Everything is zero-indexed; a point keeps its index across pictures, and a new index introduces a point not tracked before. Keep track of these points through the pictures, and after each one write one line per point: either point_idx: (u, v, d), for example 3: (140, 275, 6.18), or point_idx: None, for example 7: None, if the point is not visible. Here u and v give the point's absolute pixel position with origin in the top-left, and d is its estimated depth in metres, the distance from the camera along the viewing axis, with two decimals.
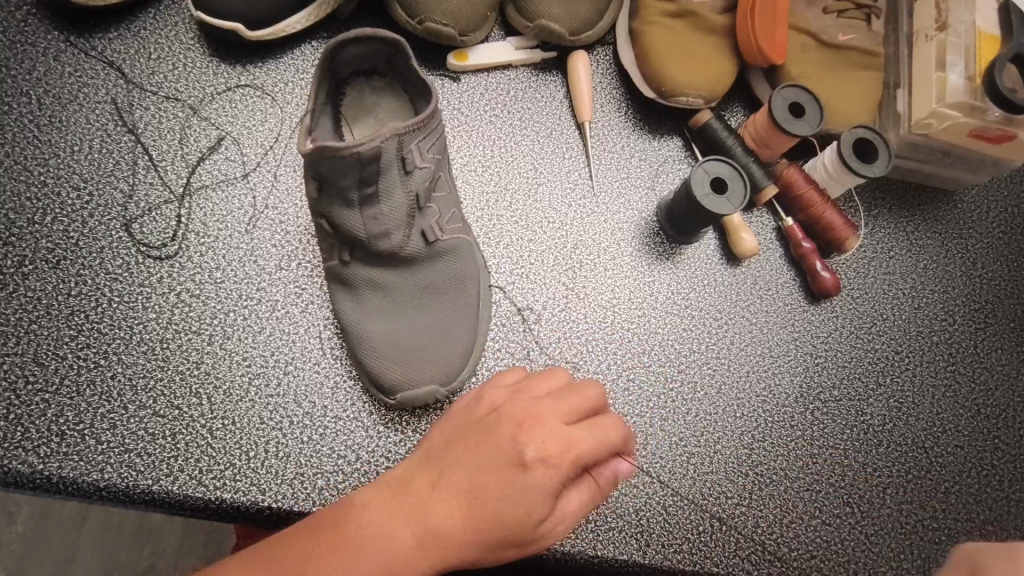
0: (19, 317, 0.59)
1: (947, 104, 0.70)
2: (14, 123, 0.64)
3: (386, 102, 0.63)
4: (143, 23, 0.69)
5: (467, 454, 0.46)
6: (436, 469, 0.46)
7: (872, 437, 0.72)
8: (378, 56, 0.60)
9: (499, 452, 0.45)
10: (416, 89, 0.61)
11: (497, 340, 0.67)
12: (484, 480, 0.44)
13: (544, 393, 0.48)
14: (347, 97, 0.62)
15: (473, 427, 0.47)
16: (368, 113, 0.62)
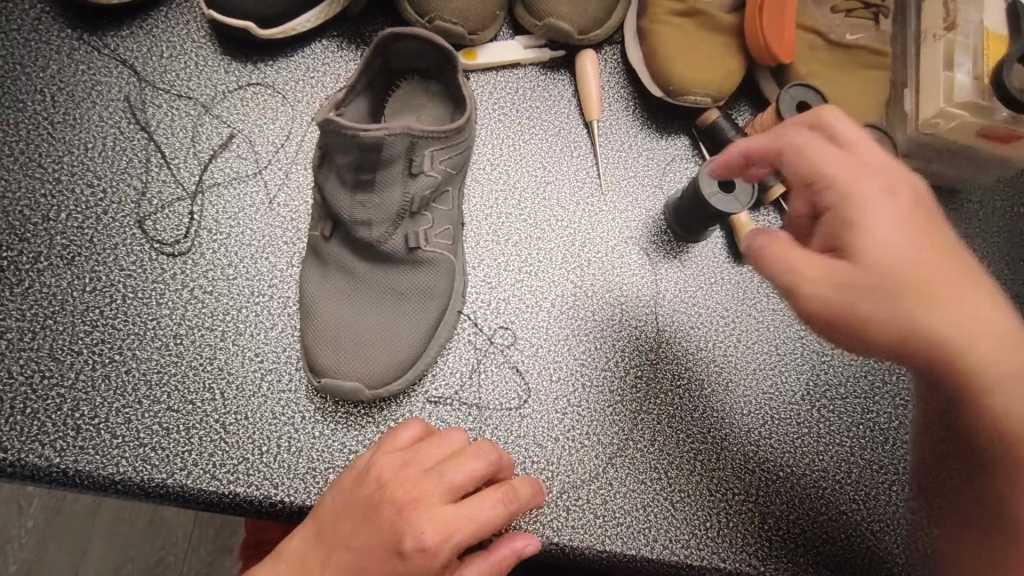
0: (35, 312, 0.60)
1: (954, 103, 0.72)
2: (29, 121, 0.65)
3: (433, 105, 0.64)
4: (155, 22, 0.70)
5: (353, 534, 0.47)
6: (323, 550, 0.48)
7: (878, 435, 0.72)
8: (428, 58, 0.62)
9: (376, 539, 0.46)
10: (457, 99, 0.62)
11: (506, 337, 0.68)
12: (365, 564, 0.46)
13: (429, 472, 0.48)
14: (400, 91, 0.65)
15: (357, 504, 0.48)
16: (409, 109, 0.64)
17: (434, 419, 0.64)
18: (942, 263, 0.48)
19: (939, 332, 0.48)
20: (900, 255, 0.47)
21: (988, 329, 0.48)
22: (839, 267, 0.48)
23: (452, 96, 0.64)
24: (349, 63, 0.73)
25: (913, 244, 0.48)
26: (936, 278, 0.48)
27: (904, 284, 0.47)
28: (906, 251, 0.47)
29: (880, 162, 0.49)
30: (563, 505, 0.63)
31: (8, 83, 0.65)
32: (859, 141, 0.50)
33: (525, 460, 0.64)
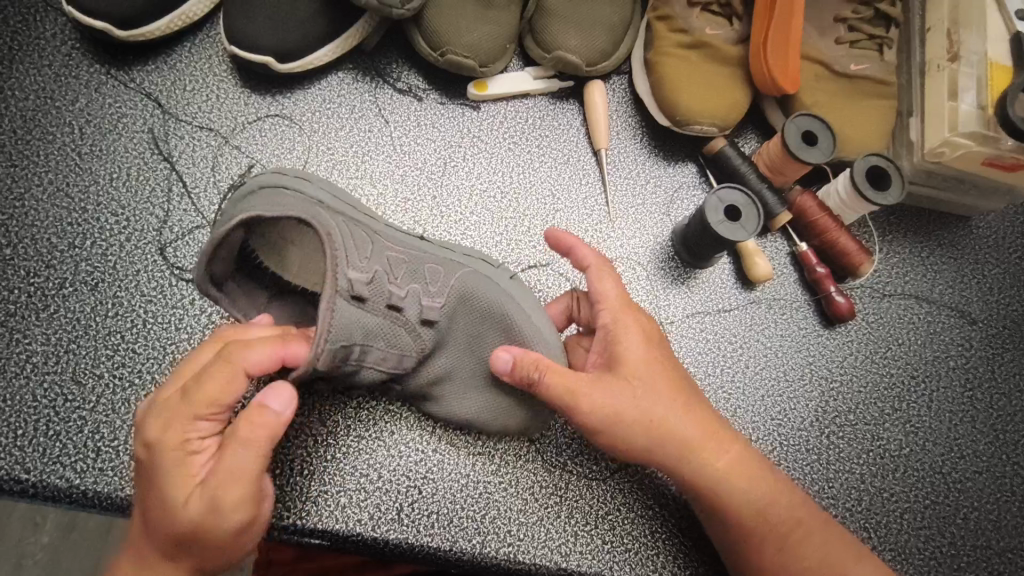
0: (59, 337, 0.62)
1: (959, 133, 0.72)
2: (58, 153, 0.68)
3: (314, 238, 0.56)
4: (179, 56, 0.72)
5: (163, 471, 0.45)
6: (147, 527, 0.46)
7: (888, 461, 0.72)
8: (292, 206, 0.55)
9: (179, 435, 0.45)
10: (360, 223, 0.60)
11: None
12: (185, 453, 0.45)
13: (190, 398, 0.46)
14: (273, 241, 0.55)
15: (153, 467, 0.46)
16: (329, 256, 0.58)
17: (444, 443, 0.64)
18: (666, 393, 0.56)
19: (667, 446, 0.56)
20: (624, 406, 0.55)
21: (704, 438, 0.57)
22: (608, 392, 0.55)
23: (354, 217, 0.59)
24: (364, 95, 0.75)
25: (653, 364, 0.57)
26: (671, 408, 0.56)
27: (653, 405, 0.56)
28: (644, 380, 0.56)
29: (618, 308, 0.58)
30: (571, 530, 0.63)
31: (39, 116, 0.68)
32: (608, 298, 0.58)
33: (534, 484, 0.64)
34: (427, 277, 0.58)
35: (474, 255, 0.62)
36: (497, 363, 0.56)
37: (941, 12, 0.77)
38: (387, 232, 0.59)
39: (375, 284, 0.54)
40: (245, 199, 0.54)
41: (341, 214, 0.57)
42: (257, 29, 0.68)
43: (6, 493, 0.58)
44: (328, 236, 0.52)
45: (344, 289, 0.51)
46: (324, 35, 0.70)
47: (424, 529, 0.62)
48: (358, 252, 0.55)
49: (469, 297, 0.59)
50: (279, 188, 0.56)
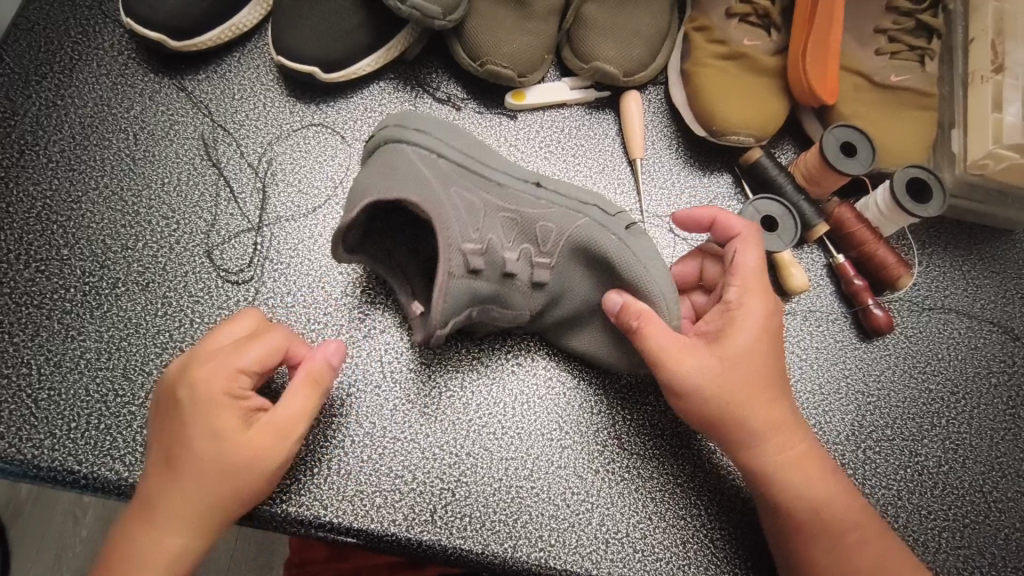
0: (111, 334, 0.64)
1: (1004, 145, 0.72)
2: (113, 158, 0.70)
3: (425, 163, 0.59)
4: (228, 66, 0.75)
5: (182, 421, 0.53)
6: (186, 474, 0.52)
7: (926, 479, 0.70)
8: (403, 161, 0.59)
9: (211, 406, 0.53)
10: (481, 154, 0.62)
11: (547, 365, 0.69)
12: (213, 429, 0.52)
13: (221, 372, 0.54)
14: (392, 164, 0.59)
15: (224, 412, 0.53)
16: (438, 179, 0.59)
17: (477, 447, 0.65)
18: (761, 378, 0.57)
19: (749, 425, 0.56)
20: (713, 376, 0.56)
21: (782, 429, 0.57)
22: (703, 356, 0.56)
23: (467, 148, 0.62)
24: (404, 104, 0.77)
25: (762, 347, 0.57)
26: (759, 392, 0.57)
27: (744, 383, 0.56)
28: (744, 361, 0.57)
29: (749, 283, 0.59)
30: (603, 537, 0.63)
31: (97, 123, 0.71)
32: (742, 270, 0.59)
33: (566, 490, 0.65)
34: (538, 238, 0.61)
35: (591, 206, 0.60)
36: (609, 301, 0.60)
37: (985, 23, 0.76)
38: (499, 187, 0.60)
39: (489, 257, 0.59)
40: (376, 166, 0.59)
41: (453, 181, 0.59)
42: (304, 40, 0.70)
43: (58, 484, 0.60)
44: (440, 215, 0.56)
45: (458, 265, 0.56)
46: (368, 45, 0.72)
47: (456, 531, 0.62)
48: (471, 222, 0.58)
49: (582, 252, 0.61)
50: (403, 153, 0.59)
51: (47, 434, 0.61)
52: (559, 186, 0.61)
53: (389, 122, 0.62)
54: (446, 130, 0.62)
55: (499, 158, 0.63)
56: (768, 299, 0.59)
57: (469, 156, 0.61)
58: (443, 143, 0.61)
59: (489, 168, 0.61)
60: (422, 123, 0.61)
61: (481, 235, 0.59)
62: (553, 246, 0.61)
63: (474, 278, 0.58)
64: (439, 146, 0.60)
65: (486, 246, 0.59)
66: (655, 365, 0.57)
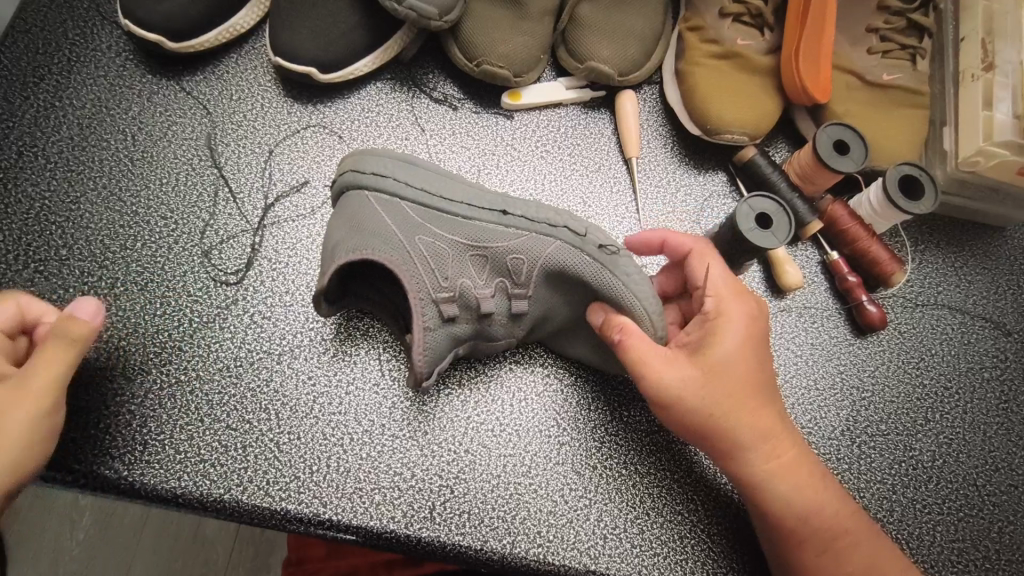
0: (110, 333, 0.65)
1: (994, 142, 0.72)
2: (111, 158, 0.71)
3: (386, 210, 0.59)
4: (225, 67, 0.75)
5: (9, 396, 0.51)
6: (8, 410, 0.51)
7: (921, 473, 0.71)
8: (361, 215, 0.59)
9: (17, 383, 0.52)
10: (443, 186, 0.61)
11: (545, 367, 0.70)
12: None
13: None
14: (353, 220, 0.59)
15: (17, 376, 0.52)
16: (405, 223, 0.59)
17: (475, 444, 0.66)
18: (746, 386, 0.57)
19: (735, 433, 0.57)
20: (697, 386, 0.56)
21: (769, 435, 0.58)
22: (685, 366, 0.57)
23: (428, 183, 0.61)
24: (401, 105, 0.77)
25: (744, 356, 0.58)
26: (745, 399, 0.57)
27: (729, 392, 0.57)
28: (729, 369, 0.57)
29: (726, 295, 0.59)
30: (600, 533, 0.64)
31: (95, 124, 0.72)
32: (715, 281, 0.60)
33: (564, 486, 0.65)
34: (509, 270, 0.61)
35: (560, 229, 0.60)
36: (592, 313, 0.62)
37: (975, 22, 0.77)
38: (465, 224, 0.60)
39: (462, 300, 0.60)
40: (342, 217, 0.60)
41: (417, 227, 0.59)
42: (301, 41, 0.70)
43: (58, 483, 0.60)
44: (408, 273, 0.56)
45: (432, 317, 0.57)
46: (365, 46, 0.72)
47: (455, 528, 0.63)
48: (439, 270, 0.59)
49: (558, 278, 0.61)
50: (365, 205, 0.59)
51: None
52: (526, 212, 0.60)
53: (349, 166, 0.62)
54: (408, 167, 0.61)
55: (463, 188, 0.61)
56: (750, 305, 0.59)
57: (433, 193, 0.60)
58: (401, 183, 0.60)
59: (455, 201, 0.60)
60: (381, 166, 0.61)
61: (451, 280, 0.59)
62: (527, 275, 0.61)
63: (451, 323, 0.60)
64: (401, 189, 0.59)
65: (458, 290, 0.59)
66: (638, 378, 0.58)
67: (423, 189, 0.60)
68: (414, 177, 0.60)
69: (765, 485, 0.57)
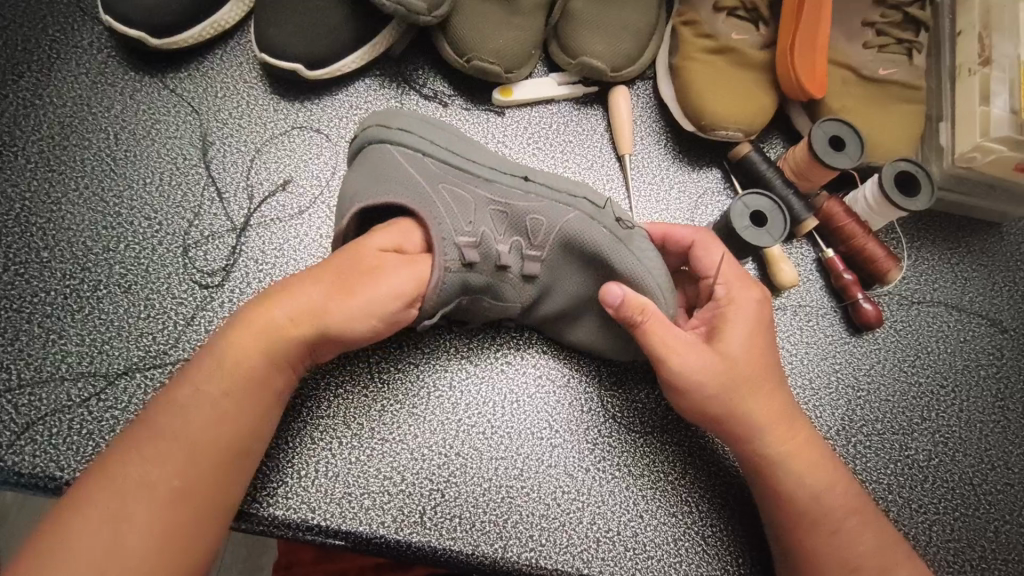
0: (93, 337, 0.63)
1: (991, 138, 0.71)
2: (93, 157, 0.69)
3: (410, 162, 0.59)
4: (210, 63, 0.74)
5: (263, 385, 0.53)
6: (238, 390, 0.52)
7: (917, 472, 0.71)
8: (388, 163, 0.58)
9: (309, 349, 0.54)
10: (467, 149, 0.61)
11: (543, 359, 0.69)
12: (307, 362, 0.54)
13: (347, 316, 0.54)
14: (377, 170, 0.58)
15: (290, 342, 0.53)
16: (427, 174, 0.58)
17: (467, 447, 0.65)
18: (760, 370, 0.57)
19: (747, 415, 0.57)
20: (712, 367, 0.56)
21: (780, 419, 0.57)
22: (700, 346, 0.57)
23: (453, 144, 0.61)
24: (390, 101, 0.76)
25: (758, 340, 0.58)
26: (757, 380, 0.57)
27: (741, 372, 0.56)
28: (741, 351, 0.57)
29: (735, 281, 0.60)
30: (594, 536, 0.63)
31: (76, 123, 0.70)
32: (722, 266, 0.61)
33: (556, 489, 0.64)
34: (528, 229, 0.60)
35: (577, 198, 0.60)
36: (608, 295, 0.57)
37: (972, 17, 0.76)
38: (486, 182, 0.60)
39: (482, 249, 0.58)
40: (363, 167, 0.59)
41: (440, 177, 0.58)
42: (287, 37, 0.69)
43: (40, 490, 0.59)
44: (428, 213, 0.56)
45: (453, 258, 0.56)
46: (353, 42, 0.71)
47: (446, 532, 0.62)
48: (461, 215, 0.57)
49: (573, 247, 0.60)
50: (388, 154, 0.59)
51: (28, 440, 0.60)
52: (549, 179, 0.61)
53: (373, 123, 0.62)
54: (431, 127, 0.62)
55: (484, 153, 0.62)
56: (757, 291, 0.60)
57: (457, 152, 0.60)
58: (426, 141, 0.60)
59: (478, 162, 0.60)
60: (405, 122, 0.61)
61: (473, 227, 0.58)
62: (544, 238, 0.60)
63: (468, 269, 0.58)
64: (423, 143, 0.60)
65: (480, 236, 0.58)
66: (654, 355, 0.57)
67: (448, 148, 0.60)
68: (441, 137, 0.61)
69: (777, 470, 0.57)
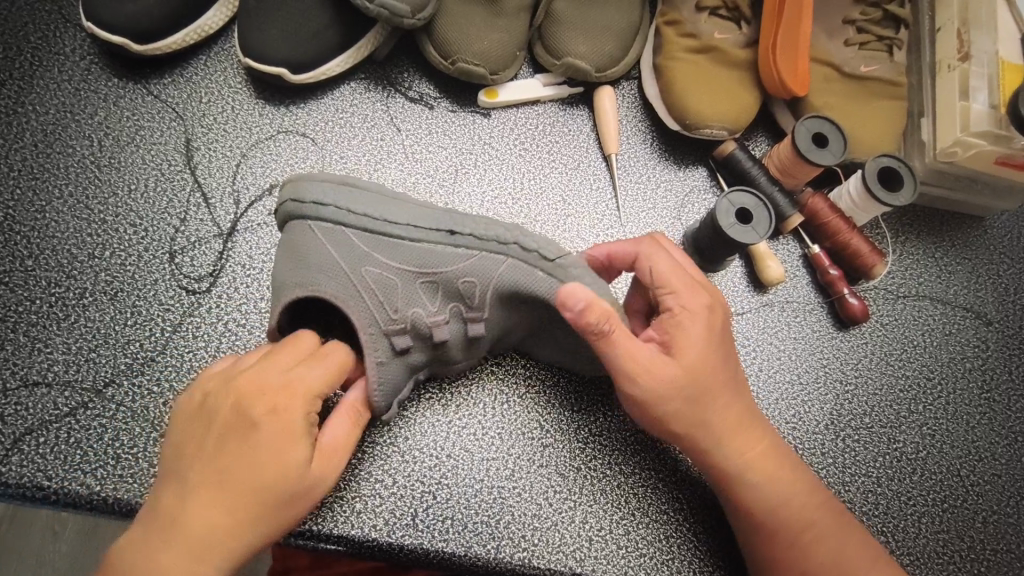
0: (80, 345, 0.63)
1: (971, 133, 0.72)
2: (77, 165, 0.69)
3: (323, 243, 0.55)
4: (194, 69, 0.74)
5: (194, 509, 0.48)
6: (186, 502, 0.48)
7: (905, 464, 0.71)
8: (297, 250, 0.56)
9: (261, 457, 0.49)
10: (380, 209, 0.56)
11: (524, 368, 0.69)
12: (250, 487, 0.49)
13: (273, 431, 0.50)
14: (294, 259, 0.56)
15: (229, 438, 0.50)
16: (346, 252, 0.56)
17: (457, 448, 0.65)
18: (714, 380, 0.56)
19: (699, 427, 0.56)
20: (665, 381, 0.55)
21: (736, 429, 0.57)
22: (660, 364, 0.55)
23: (365, 210, 0.56)
24: (377, 104, 0.76)
25: (711, 350, 0.57)
26: (712, 393, 0.56)
27: (694, 385, 0.56)
28: (693, 367, 0.55)
29: (687, 296, 0.57)
30: (586, 535, 0.63)
31: (59, 130, 0.70)
32: (668, 278, 0.57)
33: (548, 489, 0.64)
34: (462, 293, 0.57)
35: (507, 246, 0.56)
36: (570, 297, 0.54)
37: (950, 13, 0.77)
38: (410, 249, 0.56)
39: (414, 330, 0.58)
40: (286, 253, 0.57)
41: (360, 256, 0.55)
42: (271, 42, 0.69)
43: (28, 500, 0.59)
44: (354, 310, 0.55)
45: (384, 351, 0.57)
46: (337, 46, 0.71)
47: (439, 534, 0.62)
48: (388, 303, 0.56)
49: (515, 299, 0.58)
50: (308, 236, 0.56)
51: (15, 450, 0.59)
52: (474, 230, 0.56)
53: (287, 194, 0.58)
54: (345, 188, 0.57)
55: (401, 207, 0.57)
56: (710, 298, 0.58)
57: (371, 220, 0.56)
58: (333, 212, 0.56)
59: (394, 227, 0.56)
60: (315, 191, 0.56)
61: (401, 313, 0.57)
62: (480, 298, 0.58)
63: (405, 355, 0.59)
64: (338, 215, 0.56)
65: (410, 322, 0.57)
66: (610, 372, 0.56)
67: (359, 217, 0.55)
68: (347, 202, 0.56)
69: (733, 479, 0.57)
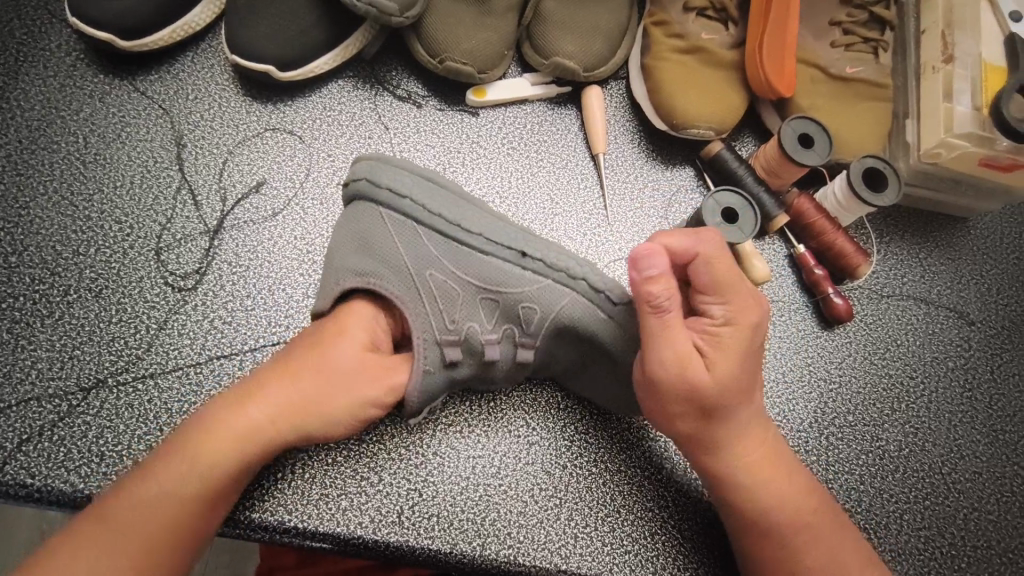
0: (64, 343, 0.63)
1: (954, 135, 0.72)
2: (62, 162, 0.69)
3: (398, 241, 0.56)
4: (181, 65, 0.73)
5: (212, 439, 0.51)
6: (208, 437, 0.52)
7: (888, 462, 0.72)
8: (371, 240, 0.56)
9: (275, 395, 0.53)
10: (460, 214, 0.58)
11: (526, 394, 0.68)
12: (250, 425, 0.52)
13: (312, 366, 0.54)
14: (362, 249, 0.56)
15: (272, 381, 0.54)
16: (413, 252, 0.56)
17: (443, 446, 0.65)
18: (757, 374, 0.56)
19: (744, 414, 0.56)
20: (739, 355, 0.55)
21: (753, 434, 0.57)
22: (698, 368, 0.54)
23: (448, 214, 0.57)
24: (365, 102, 0.76)
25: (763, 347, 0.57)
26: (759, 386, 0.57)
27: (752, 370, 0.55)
28: (739, 375, 0.54)
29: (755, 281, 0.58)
30: (571, 532, 0.64)
31: (44, 127, 0.69)
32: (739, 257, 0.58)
33: (534, 487, 0.65)
34: (518, 318, 0.59)
35: (575, 280, 0.59)
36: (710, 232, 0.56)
37: (935, 16, 0.78)
38: (481, 259, 0.58)
39: (466, 345, 0.59)
40: (349, 234, 0.58)
41: (432, 259, 0.57)
42: (257, 38, 0.69)
43: (11, 498, 0.59)
44: (414, 312, 0.56)
45: (435, 359, 0.57)
46: (324, 43, 0.71)
47: (424, 532, 0.62)
48: (446, 313, 0.57)
49: (566, 330, 0.60)
50: (378, 223, 0.57)
51: None
52: (546, 256, 0.58)
53: (363, 173, 0.58)
54: (429, 186, 0.58)
55: (482, 218, 0.59)
56: (756, 313, 0.55)
57: (450, 225, 0.57)
58: (415, 210, 0.57)
59: (471, 237, 0.57)
60: (398, 180, 0.57)
61: (458, 324, 0.58)
62: (536, 326, 0.59)
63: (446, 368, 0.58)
64: (417, 211, 0.57)
65: (464, 335, 0.58)
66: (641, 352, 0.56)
67: (440, 219, 0.57)
68: (433, 204, 0.57)
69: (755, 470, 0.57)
